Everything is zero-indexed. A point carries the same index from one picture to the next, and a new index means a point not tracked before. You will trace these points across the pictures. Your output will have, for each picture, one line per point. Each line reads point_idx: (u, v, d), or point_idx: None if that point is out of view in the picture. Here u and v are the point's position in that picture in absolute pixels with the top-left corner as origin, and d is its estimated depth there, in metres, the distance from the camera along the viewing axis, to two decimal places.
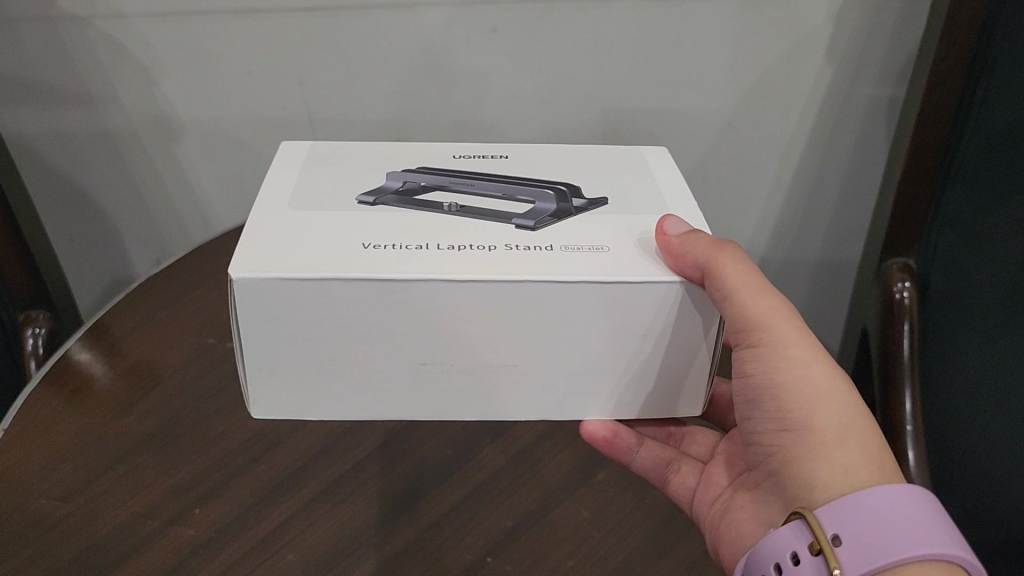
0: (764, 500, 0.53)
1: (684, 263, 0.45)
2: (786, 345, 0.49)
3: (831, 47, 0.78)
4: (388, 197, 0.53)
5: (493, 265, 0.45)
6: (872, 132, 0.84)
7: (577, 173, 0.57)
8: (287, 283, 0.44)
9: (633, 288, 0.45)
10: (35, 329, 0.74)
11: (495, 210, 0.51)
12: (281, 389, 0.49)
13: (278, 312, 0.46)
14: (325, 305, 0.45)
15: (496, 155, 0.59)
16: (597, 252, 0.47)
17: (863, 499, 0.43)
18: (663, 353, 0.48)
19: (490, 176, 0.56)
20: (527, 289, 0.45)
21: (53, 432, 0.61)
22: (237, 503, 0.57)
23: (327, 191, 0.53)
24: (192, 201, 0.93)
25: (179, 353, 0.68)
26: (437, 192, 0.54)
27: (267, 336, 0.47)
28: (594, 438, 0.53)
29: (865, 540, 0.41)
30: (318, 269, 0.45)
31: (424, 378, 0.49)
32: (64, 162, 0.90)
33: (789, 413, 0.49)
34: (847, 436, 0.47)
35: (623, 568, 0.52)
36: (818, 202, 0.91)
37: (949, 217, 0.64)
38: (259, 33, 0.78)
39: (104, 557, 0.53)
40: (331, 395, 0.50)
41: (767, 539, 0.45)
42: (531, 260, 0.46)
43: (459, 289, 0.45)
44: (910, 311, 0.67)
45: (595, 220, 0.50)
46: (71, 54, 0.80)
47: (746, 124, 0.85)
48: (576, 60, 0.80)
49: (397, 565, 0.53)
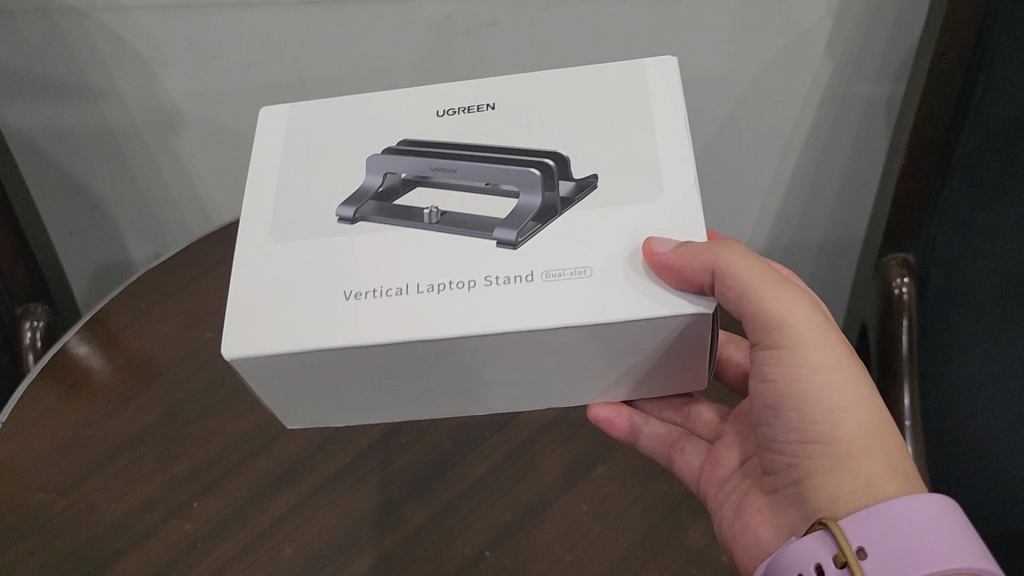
0: (777, 507, 0.51)
1: (691, 272, 0.43)
2: (809, 350, 0.47)
3: (834, 42, 0.77)
4: (367, 206, 0.49)
5: (479, 311, 0.43)
6: (874, 127, 0.84)
7: (569, 132, 0.50)
8: (282, 359, 0.44)
9: (623, 329, 0.43)
10: (33, 321, 0.74)
11: (481, 216, 0.48)
12: (304, 410, 0.51)
13: (282, 372, 0.45)
14: (319, 364, 0.45)
15: (480, 107, 0.52)
16: (580, 278, 0.44)
17: (889, 512, 0.42)
18: (658, 363, 0.47)
19: (475, 148, 0.50)
20: (518, 338, 0.43)
21: (52, 425, 0.61)
22: (237, 495, 0.57)
23: (309, 202, 0.50)
24: (192, 192, 0.93)
25: (179, 341, 0.68)
26: (419, 189, 0.50)
27: (279, 389, 0.47)
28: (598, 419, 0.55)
29: (895, 554, 0.40)
30: (302, 343, 0.44)
31: (434, 393, 0.49)
32: (63, 153, 0.89)
33: (813, 424, 0.47)
34: (870, 446, 0.46)
35: (621, 565, 0.53)
36: (819, 194, 0.91)
37: (949, 212, 0.64)
38: (258, 25, 0.77)
39: (102, 552, 0.54)
40: (347, 409, 0.51)
41: (789, 548, 0.44)
42: (520, 301, 0.43)
43: (451, 345, 0.43)
44: (908, 307, 0.68)
45: (585, 222, 0.46)
46: (70, 46, 0.79)
47: (746, 118, 0.85)
48: (578, 53, 0.80)
49: (396, 560, 0.53)
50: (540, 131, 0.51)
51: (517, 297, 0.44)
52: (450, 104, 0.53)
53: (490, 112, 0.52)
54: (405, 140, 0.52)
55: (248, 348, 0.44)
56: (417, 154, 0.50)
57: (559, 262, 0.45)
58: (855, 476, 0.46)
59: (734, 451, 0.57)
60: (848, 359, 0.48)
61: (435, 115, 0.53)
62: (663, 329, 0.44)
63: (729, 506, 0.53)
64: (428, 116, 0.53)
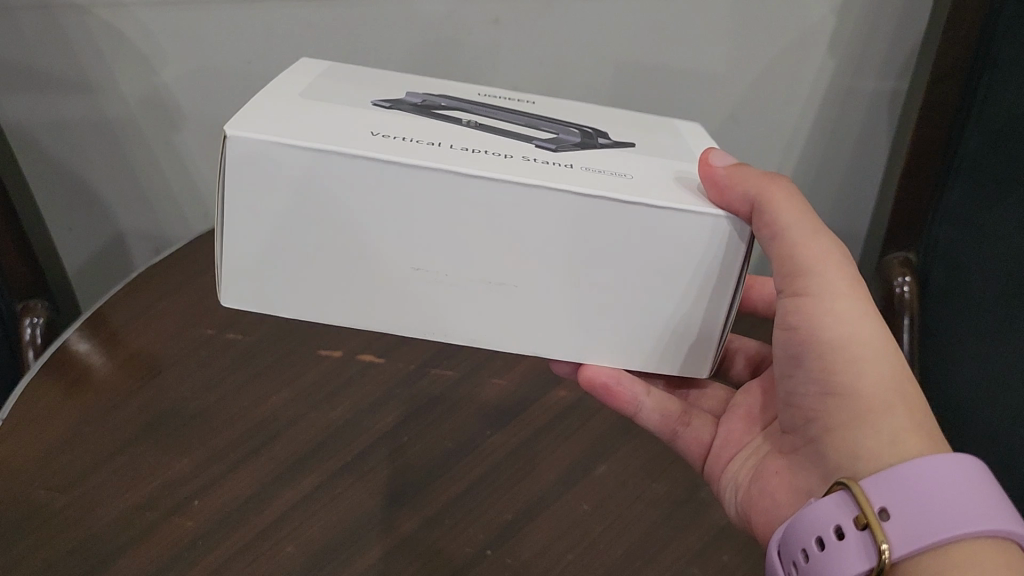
0: (799, 467, 0.52)
1: (730, 196, 0.45)
2: (832, 295, 0.48)
3: (833, 42, 0.78)
4: (405, 105, 0.50)
5: (510, 170, 0.43)
6: (874, 127, 0.84)
7: (605, 122, 0.56)
8: (291, 150, 0.42)
9: (663, 217, 0.43)
10: (34, 318, 0.73)
11: (516, 133, 0.50)
12: (256, 280, 0.46)
13: (278, 181, 0.43)
14: (323, 194, 0.43)
15: (522, 100, 0.58)
16: (621, 176, 0.45)
17: (915, 470, 0.41)
18: (687, 295, 0.46)
19: (511, 109, 0.54)
20: (544, 198, 0.43)
21: (53, 420, 0.61)
22: (239, 493, 0.56)
23: (340, 92, 0.50)
24: (190, 193, 0.93)
25: (180, 343, 0.68)
26: (457, 110, 0.52)
27: (252, 208, 0.44)
28: (593, 385, 0.52)
29: (921, 512, 0.39)
30: (325, 144, 0.42)
31: (412, 284, 0.46)
32: (63, 150, 0.89)
33: (833, 374, 0.48)
34: (892, 400, 0.46)
35: (625, 561, 0.52)
36: (818, 197, 0.91)
37: (949, 213, 0.66)
38: (260, 23, 0.77)
39: (103, 547, 0.53)
40: (308, 288, 0.46)
41: (810, 510, 0.43)
42: (552, 173, 0.43)
43: (475, 185, 0.42)
44: (909, 306, 0.69)
45: (629, 156, 0.48)
46: (71, 41, 0.79)
47: (748, 118, 0.84)
48: (579, 50, 0.80)
49: (399, 557, 0.53)
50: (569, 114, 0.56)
51: (552, 172, 0.44)
52: (493, 92, 0.58)
53: (530, 104, 0.58)
54: (447, 93, 0.56)
55: (261, 131, 0.42)
56: (462, 100, 0.54)
57: (600, 165, 0.46)
58: (874, 434, 0.45)
59: (742, 426, 0.59)
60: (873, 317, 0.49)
61: (477, 92, 0.58)
62: (695, 232, 0.44)
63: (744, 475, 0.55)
64: (471, 91, 0.58)
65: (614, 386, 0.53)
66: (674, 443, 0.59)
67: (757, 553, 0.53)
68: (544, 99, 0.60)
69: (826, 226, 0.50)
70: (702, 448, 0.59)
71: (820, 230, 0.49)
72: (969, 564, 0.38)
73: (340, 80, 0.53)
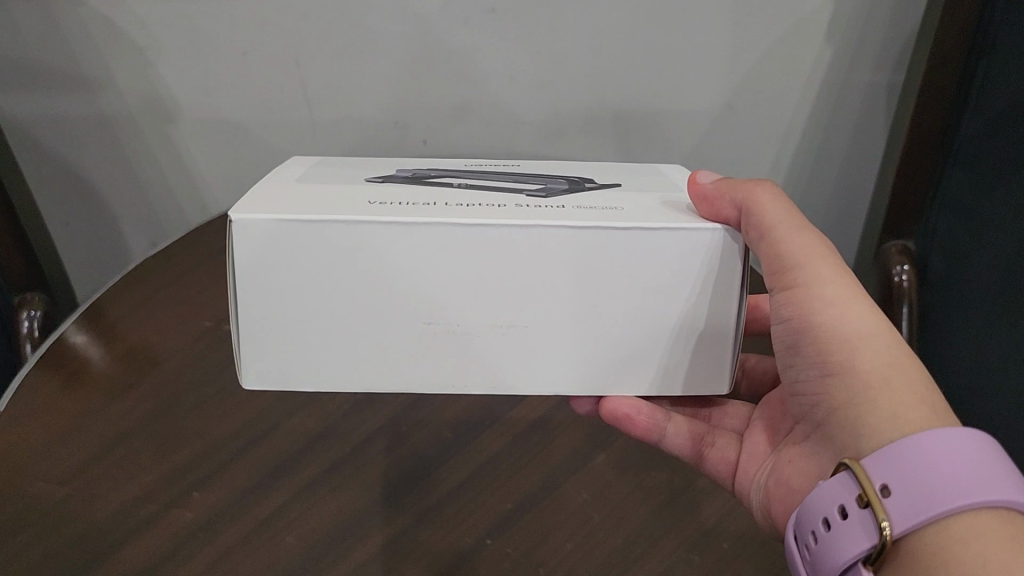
0: (813, 455, 0.51)
1: (718, 206, 0.47)
2: (823, 283, 0.48)
3: (830, 30, 0.78)
4: (397, 179, 0.53)
5: (498, 218, 0.44)
6: (873, 113, 0.84)
7: (589, 171, 0.58)
8: (287, 225, 0.44)
9: (648, 242, 0.45)
10: (30, 312, 0.73)
11: (505, 188, 0.52)
12: (277, 355, 0.47)
13: (282, 255, 0.44)
14: (325, 258, 0.44)
15: (507, 165, 0.60)
16: (612, 210, 0.46)
17: (911, 445, 0.40)
18: (693, 312, 0.46)
19: (498, 173, 0.56)
20: (533, 238, 0.44)
21: (50, 413, 0.60)
22: (238, 485, 0.56)
23: (339, 176, 0.53)
24: (186, 183, 0.92)
25: (178, 335, 0.68)
26: (447, 178, 0.54)
27: (265, 286, 0.45)
28: (617, 416, 0.52)
29: (921, 486, 0.39)
30: (321, 214, 0.44)
31: (428, 342, 0.46)
32: (59, 143, 0.89)
33: (831, 355, 0.47)
34: (891, 376, 0.45)
35: (625, 550, 0.52)
36: (817, 184, 0.91)
37: (947, 199, 0.66)
38: (256, 14, 0.77)
39: (103, 540, 0.53)
40: (323, 351, 0.47)
41: (815, 492, 0.43)
42: (541, 216, 0.45)
43: (466, 235, 0.44)
44: (908, 294, 0.69)
45: (620, 194, 0.50)
46: (66, 33, 0.79)
47: (745, 107, 0.84)
48: (576, 40, 0.79)
49: (398, 547, 0.53)
50: (553, 169, 0.58)
51: (542, 213, 0.45)
52: (477, 163, 0.61)
53: (517, 168, 0.60)
54: (434, 167, 0.58)
55: (258, 211, 0.44)
56: (448, 172, 0.56)
57: (591, 203, 0.47)
58: (875, 413, 0.44)
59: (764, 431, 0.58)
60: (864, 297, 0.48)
61: (462, 164, 0.60)
62: (685, 247, 0.45)
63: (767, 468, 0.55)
64: (456, 164, 0.60)
65: (637, 415, 0.52)
66: (701, 466, 0.57)
67: (758, 540, 0.53)
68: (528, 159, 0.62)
69: (811, 224, 0.50)
70: (731, 467, 0.57)
71: (806, 227, 0.50)
72: (968, 538, 0.38)
73: (330, 168, 0.55)
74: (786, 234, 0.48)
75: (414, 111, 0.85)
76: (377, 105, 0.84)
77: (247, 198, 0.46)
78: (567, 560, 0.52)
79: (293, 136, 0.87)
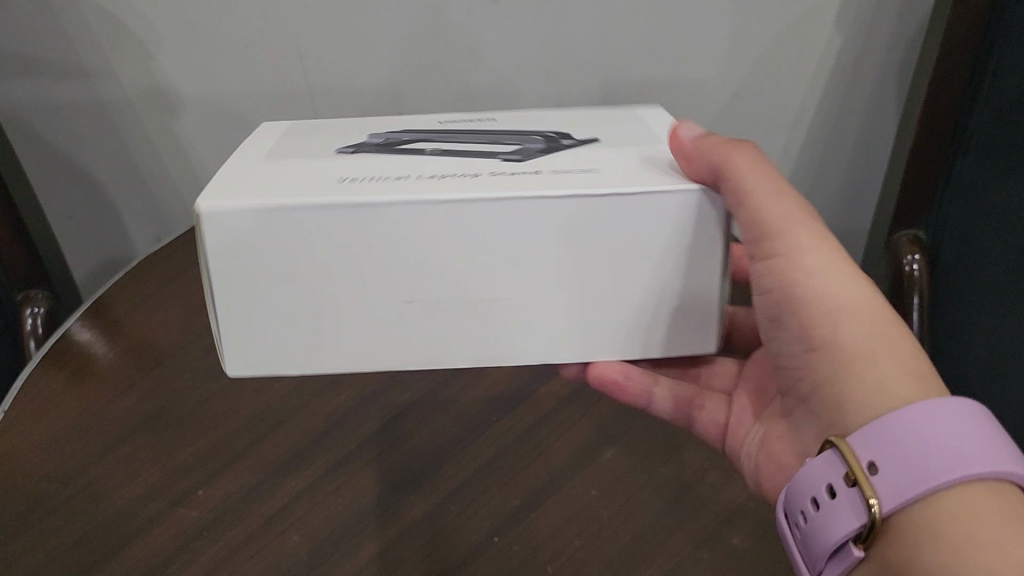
0: (799, 427, 0.51)
1: (697, 165, 0.45)
2: (804, 253, 0.47)
3: (839, 17, 0.77)
4: (370, 146, 0.52)
5: (471, 189, 0.43)
6: (884, 99, 0.83)
7: (568, 124, 0.57)
8: (262, 214, 0.42)
9: (624, 207, 0.43)
10: (34, 308, 0.72)
11: (481, 150, 0.51)
12: (259, 342, 0.46)
13: (256, 245, 0.43)
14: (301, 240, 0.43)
15: (482, 119, 0.60)
16: (588, 172, 0.45)
17: (890, 420, 0.40)
18: (677, 278, 0.46)
19: (472, 130, 0.56)
20: (511, 208, 0.43)
21: (54, 411, 0.60)
22: (243, 482, 0.56)
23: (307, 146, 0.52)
24: (189, 175, 0.91)
25: (182, 331, 0.67)
26: (423, 141, 0.54)
27: (246, 273, 0.44)
28: (604, 381, 0.53)
29: (911, 461, 0.38)
30: (296, 197, 0.43)
31: (411, 323, 0.46)
32: (61, 138, 0.88)
33: (813, 328, 0.47)
34: (874, 351, 0.45)
35: (633, 547, 0.51)
36: (828, 171, 0.89)
37: (958, 186, 0.65)
38: (257, 6, 0.76)
39: (108, 538, 0.52)
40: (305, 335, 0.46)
41: (801, 471, 0.43)
42: (517, 183, 0.44)
43: (439, 213, 0.43)
44: (919, 285, 0.68)
45: (598, 150, 0.49)
46: (66, 26, 0.78)
47: (753, 95, 0.83)
48: (581, 29, 0.79)
49: (404, 545, 0.52)
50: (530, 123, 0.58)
51: (522, 180, 0.44)
52: (451, 119, 0.60)
53: (491, 122, 0.59)
54: (405, 130, 0.57)
55: (226, 199, 0.43)
56: (420, 132, 0.55)
57: (569, 165, 0.46)
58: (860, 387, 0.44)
59: None
60: (846, 264, 0.48)
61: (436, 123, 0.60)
62: (665, 212, 0.44)
63: (757, 460, 0.54)
64: (429, 123, 0.60)
65: (623, 380, 0.53)
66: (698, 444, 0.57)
67: (768, 537, 0.52)
68: (504, 112, 0.62)
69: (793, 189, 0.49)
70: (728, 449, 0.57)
71: (791, 191, 0.48)
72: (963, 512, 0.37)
73: (306, 137, 0.54)
74: (767, 195, 0.46)
75: (417, 101, 0.84)
76: (381, 96, 0.84)
77: (214, 185, 0.45)
78: (574, 558, 0.51)
79: (297, 127, 0.86)
